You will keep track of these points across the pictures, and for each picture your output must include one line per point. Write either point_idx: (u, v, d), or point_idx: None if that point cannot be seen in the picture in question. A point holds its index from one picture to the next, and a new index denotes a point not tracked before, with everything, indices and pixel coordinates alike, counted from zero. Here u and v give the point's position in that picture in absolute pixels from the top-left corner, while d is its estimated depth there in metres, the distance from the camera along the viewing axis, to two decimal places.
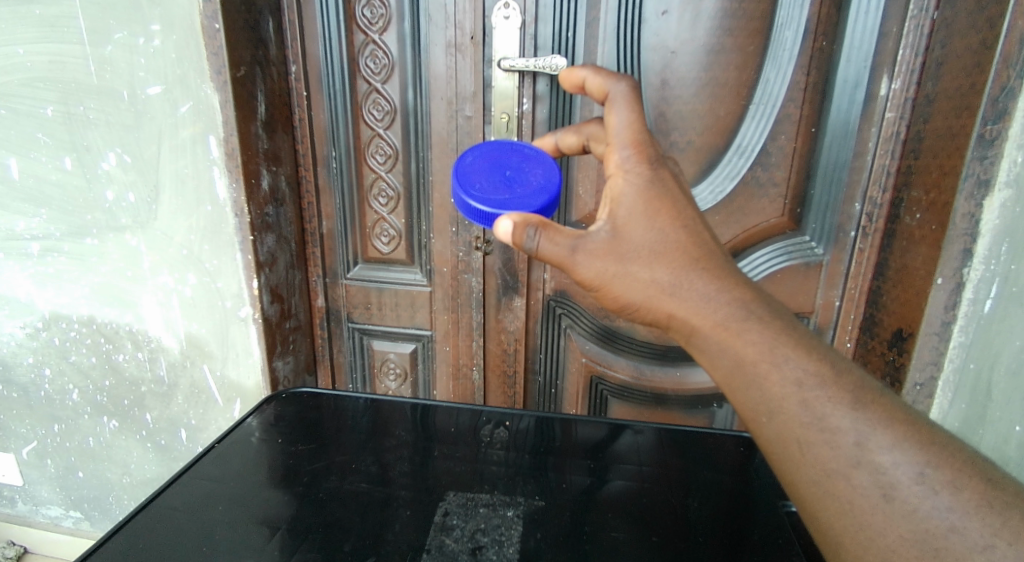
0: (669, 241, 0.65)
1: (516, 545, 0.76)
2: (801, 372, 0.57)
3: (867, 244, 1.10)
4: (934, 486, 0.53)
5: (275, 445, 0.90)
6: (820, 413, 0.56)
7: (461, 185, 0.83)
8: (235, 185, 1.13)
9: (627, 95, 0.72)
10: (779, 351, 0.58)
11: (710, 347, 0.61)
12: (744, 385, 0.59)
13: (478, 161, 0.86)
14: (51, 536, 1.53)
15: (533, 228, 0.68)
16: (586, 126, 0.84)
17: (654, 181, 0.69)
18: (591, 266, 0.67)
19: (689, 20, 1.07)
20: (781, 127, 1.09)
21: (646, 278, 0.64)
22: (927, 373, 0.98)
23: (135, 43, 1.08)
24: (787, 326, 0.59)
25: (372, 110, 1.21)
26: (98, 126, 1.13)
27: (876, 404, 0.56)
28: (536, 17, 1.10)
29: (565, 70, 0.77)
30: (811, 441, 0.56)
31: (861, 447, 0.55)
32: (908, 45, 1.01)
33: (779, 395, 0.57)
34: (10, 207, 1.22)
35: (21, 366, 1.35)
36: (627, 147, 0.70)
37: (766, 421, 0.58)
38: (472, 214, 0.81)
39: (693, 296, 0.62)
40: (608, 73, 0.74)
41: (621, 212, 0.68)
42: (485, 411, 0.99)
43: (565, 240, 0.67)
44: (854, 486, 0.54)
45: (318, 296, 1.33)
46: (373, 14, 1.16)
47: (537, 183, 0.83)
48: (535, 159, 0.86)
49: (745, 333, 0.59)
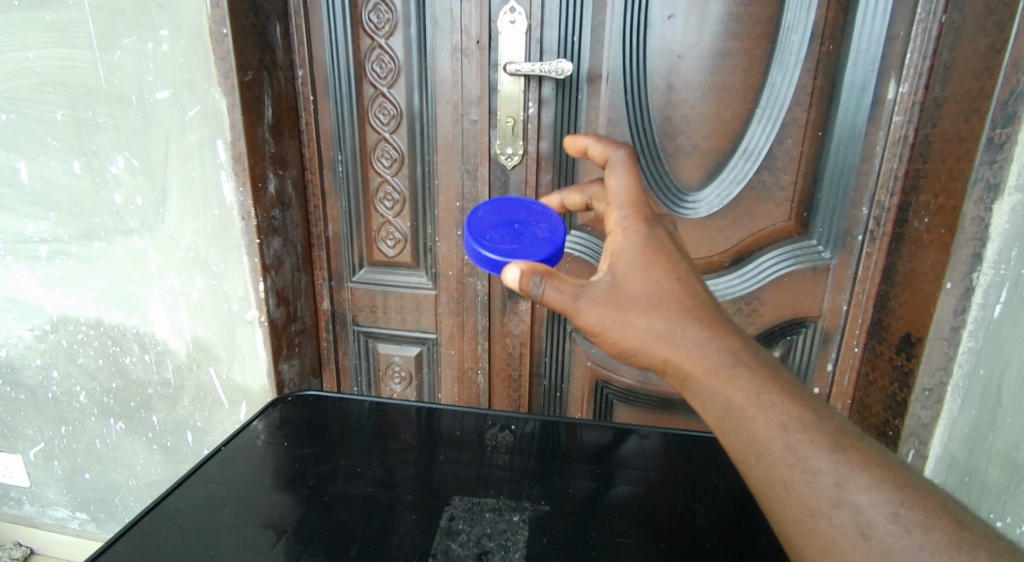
0: (665, 292, 0.67)
1: (522, 550, 0.76)
2: (785, 416, 0.61)
3: (875, 249, 1.08)
4: (907, 526, 0.57)
5: (281, 449, 0.90)
6: (802, 455, 0.60)
7: (472, 235, 0.83)
8: (242, 188, 1.13)
9: (626, 161, 0.75)
10: (766, 396, 0.62)
11: (702, 391, 0.64)
12: (733, 428, 0.62)
13: (489, 215, 0.87)
14: (58, 537, 1.54)
15: (539, 276, 0.69)
16: (590, 186, 0.85)
17: (651, 238, 0.70)
18: (593, 313, 0.68)
19: (696, 24, 1.07)
20: (788, 132, 1.09)
21: (642, 325, 0.66)
22: (936, 379, 0.97)
23: (144, 48, 1.09)
24: (773, 372, 0.63)
25: (377, 114, 1.21)
26: (107, 131, 1.14)
27: (854, 447, 0.60)
28: (542, 22, 1.11)
29: (569, 136, 0.80)
30: (794, 480, 0.60)
31: (840, 487, 0.59)
32: (916, 48, 1.00)
33: (766, 437, 0.61)
34: (19, 210, 1.23)
35: (29, 368, 1.36)
36: (625, 207, 0.72)
37: (754, 462, 0.61)
38: (481, 261, 0.81)
39: (685, 342, 0.65)
40: (609, 140, 0.77)
41: (620, 264, 0.69)
42: (490, 415, 0.98)
43: (568, 288, 0.68)
44: (834, 525, 0.58)
45: (324, 299, 1.33)
46: (379, 19, 1.16)
47: (542, 236, 0.84)
48: (541, 215, 0.87)
49: (734, 379, 0.62)
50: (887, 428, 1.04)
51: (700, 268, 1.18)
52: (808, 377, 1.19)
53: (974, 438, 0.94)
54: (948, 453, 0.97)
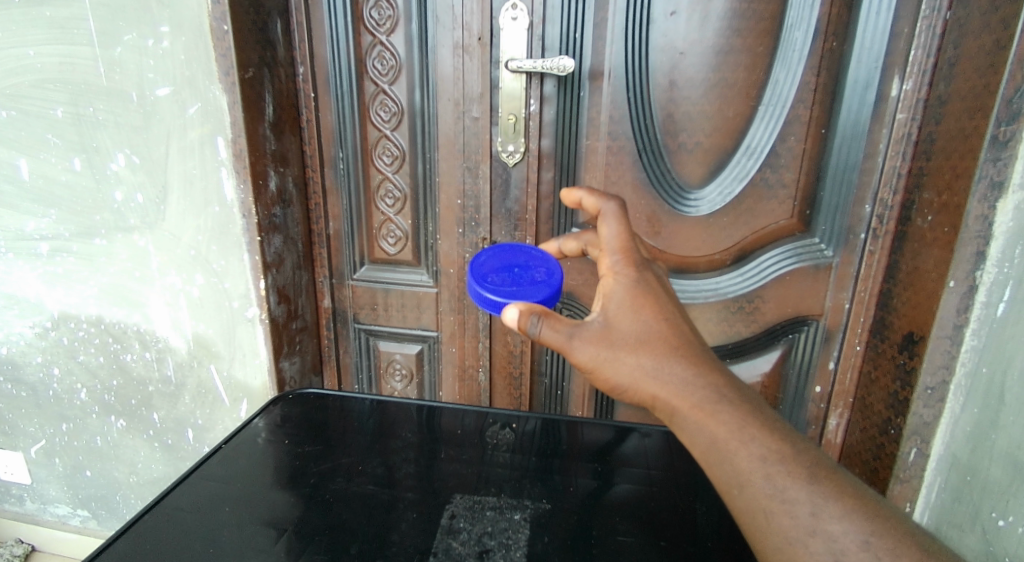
0: (654, 331, 0.71)
1: (523, 548, 0.75)
2: (764, 449, 0.66)
3: (878, 247, 1.08)
4: (877, 553, 0.61)
5: (282, 446, 0.90)
6: (780, 486, 0.64)
7: (474, 278, 0.88)
8: (243, 185, 1.13)
9: (617, 212, 0.79)
10: (747, 430, 0.66)
11: (688, 426, 0.68)
12: (717, 460, 0.66)
13: (491, 259, 0.92)
14: (59, 535, 1.54)
15: (536, 316, 0.72)
16: (584, 233, 0.90)
17: (641, 281, 0.75)
18: (586, 351, 0.71)
19: (698, 21, 1.07)
20: (791, 129, 1.08)
21: (633, 363, 0.70)
22: (938, 377, 0.97)
23: (145, 44, 1.08)
24: (754, 408, 0.68)
25: (379, 112, 1.21)
26: (108, 127, 1.14)
27: (829, 479, 0.65)
28: (544, 18, 1.10)
29: (564, 190, 0.84)
30: (774, 510, 0.64)
31: (815, 516, 0.63)
32: (920, 46, 0.99)
33: (748, 469, 0.65)
34: (20, 207, 1.23)
35: (31, 365, 1.36)
36: (616, 253, 0.77)
37: (737, 493, 0.66)
38: (483, 302, 0.86)
39: (672, 379, 0.69)
40: (601, 192, 0.81)
41: (611, 306, 0.73)
42: (491, 412, 0.98)
43: (564, 327, 0.72)
44: (811, 553, 0.62)
45: (324, 297, 1.33)
46: (380, 16, 1.16)
47: (541, 279, 0.89)
48: (540, 261, 0.92)
49: (718, 414, 0.67)
50: (891, 426, 1.03)
51: (702, 266, 1.17)
52: (809, 376, 1.18)
53: (976, 437, 0.93)
54: (951, 452, 0.97)
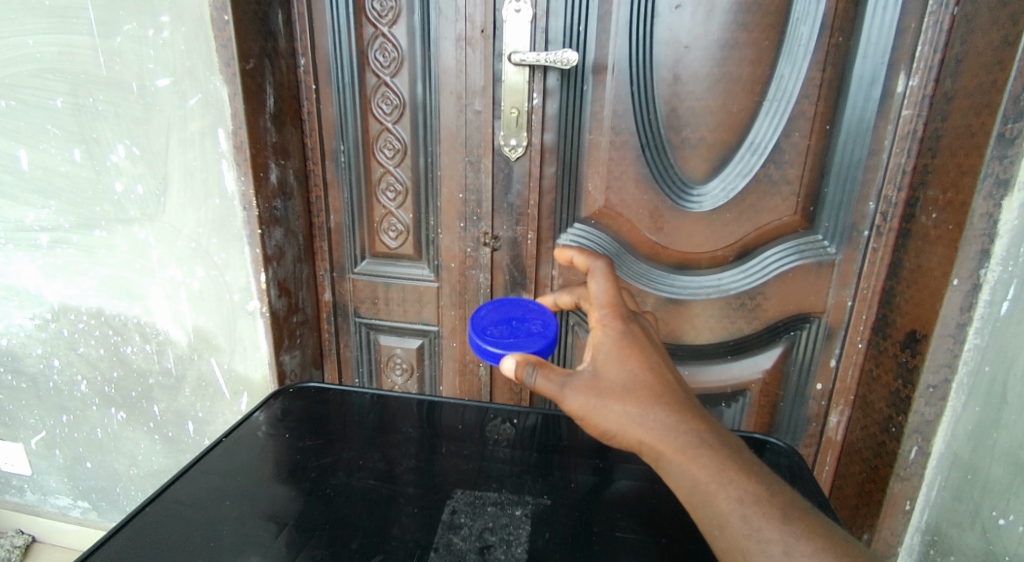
0: (639, 380, 0.73)
1: (524, 544, 0.75)
2: (742, 491, 0.67)
3: (881, 245, 1.07)
4: None
5: (282, 440, 0.90)
6: (756, 526, 0.65)
7: (474, 332, 0.88)
8: (244, 177, 1.12)
9: (605, 270, 0.81)
10: (726, 473, 0.68)
11: (672, 469, 0.69)
12: (699, 502, 0.68)
13: (491, 313, 0.93)
14: (60, 525, 1.54)
15: (531, 366, 0.74)
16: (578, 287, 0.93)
17: (628, 333, 0.77)
18: (576, 400, 0.73)
19: (703, 14, 1.06)
20: (795, 125, 1.07)
21: (619, 410, 0.72)
22: (941, 376, 0.97)
23: (145, 34, 1.07)
24: (733, 453, 0.69)
25: (381, 104, 1.20)
26: (108, 118, 1.13)
27: (801, 520, 0.66)
28: (547, 11, 1.09)
29: (556, 250, 0.87)
30: (751, 549, 0.65)
31: (789, 555, 0.64)
32: (927, 41, 0.98)
33: (727, 510, 0.66)
34: (20, 198, 1.22)
35: (31, 357, 1.35)
36: (604, 307, 0.79)
37: (718, 534, 0.67)
38: (483, 354, 0.86)
39: (657, 425, 0.70)
40: (591, 251, 0.84)
41: (600, 355, 0.75)
42: (492, 407, 0.98)
43: (557, 377, 0.73)
44: None
45: (325, 290, 1.33)
46: (383, 7, 1.15)
47: (536, 330, 0.89)
48: (537, 312, 0.92)
49: (699, 458, 0.68)
50: (891, 424, 1.03)
51: (703, 262, 1.17)
52: (810, 373, 1.18)
53: (977, 436, 0.93)
54: (951, 450, 0.97)
